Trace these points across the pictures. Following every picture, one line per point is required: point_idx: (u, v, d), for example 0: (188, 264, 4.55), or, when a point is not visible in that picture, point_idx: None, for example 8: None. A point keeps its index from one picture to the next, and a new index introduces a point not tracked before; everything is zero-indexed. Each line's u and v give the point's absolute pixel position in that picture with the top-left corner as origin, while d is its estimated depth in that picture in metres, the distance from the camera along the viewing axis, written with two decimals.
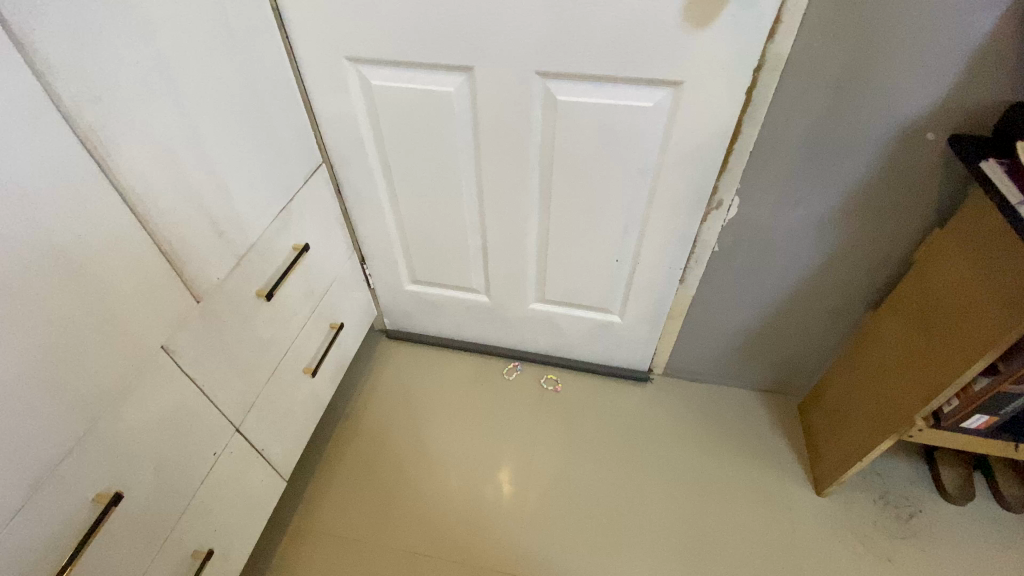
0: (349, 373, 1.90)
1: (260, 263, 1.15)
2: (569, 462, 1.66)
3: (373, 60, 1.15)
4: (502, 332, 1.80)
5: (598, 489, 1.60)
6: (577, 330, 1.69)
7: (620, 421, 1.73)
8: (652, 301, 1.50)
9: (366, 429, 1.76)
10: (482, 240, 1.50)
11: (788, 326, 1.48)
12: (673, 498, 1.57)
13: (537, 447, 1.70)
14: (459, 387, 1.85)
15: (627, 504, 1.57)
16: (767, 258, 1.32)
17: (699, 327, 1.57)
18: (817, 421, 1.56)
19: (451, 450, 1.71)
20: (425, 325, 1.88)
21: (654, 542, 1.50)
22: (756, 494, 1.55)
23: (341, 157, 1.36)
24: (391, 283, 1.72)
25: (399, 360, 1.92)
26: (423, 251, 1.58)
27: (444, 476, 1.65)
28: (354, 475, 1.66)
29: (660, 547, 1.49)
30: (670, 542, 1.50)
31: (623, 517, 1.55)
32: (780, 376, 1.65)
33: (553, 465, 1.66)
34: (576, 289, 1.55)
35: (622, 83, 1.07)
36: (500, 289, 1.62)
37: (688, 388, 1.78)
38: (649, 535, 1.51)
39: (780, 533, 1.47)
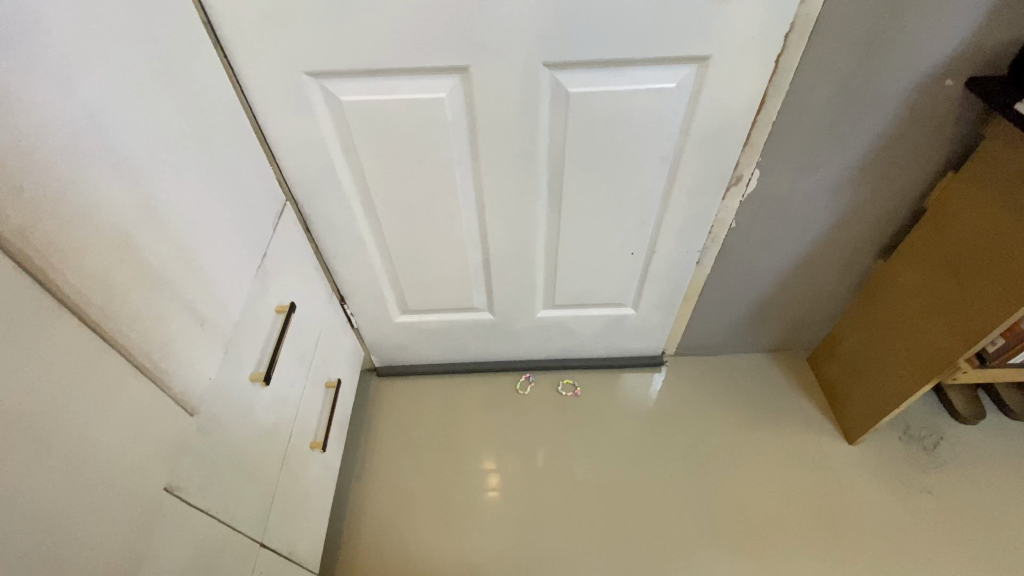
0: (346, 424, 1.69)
1: (249, 342, 0.93)
2: (604, 465, 1.59)
3: (342, 74, 0.95)
4: (508, 346, 1.67)
5: (641, 485, 1.55)
6: (589, 329, 1.60)
7: (645, 408, 1.68)
8: (669, 288, 1.44)
9: (381, 476, 1.59)
10: (481, 256, 1.35)
11: (800, 288, 1.48)
12: (717, 477, 1.55)
13: (567, 457, 1.60)
14: (471, 412, 1.70)
15: (674, 493, 1.53)
16: (784, 227, 1.29)
17: (713, 304, 1.54)
18: (833, 373, 1.60)
19: (479, 481, 1.57)
20: (421, 355, 1.71)
21: (659, 502, 1.52)
22: (794, 456, 1.56)
23: (309, 190, 1.15)
24: (379, 319, 1.53)
25: (397, 397, 1.74)
26: (415, 278, 1.40)
27: (479, 511, 1.52)
28: (384, 537, 1.49)
29: (716, 529, 1.47)
30: (726, 521, 1.48)
31: (672, 508, 1.51)
32: (789, 334, 1.67)
33: (587, 471, 1.58)
34: (587, 289, 1.45)
35: (640, 66, 0.96)
36: (505, 304, 1.49)
37: (703, 364, 1.76)
38: (702, 520, 1.48)
39: (822, 486, 1.51)
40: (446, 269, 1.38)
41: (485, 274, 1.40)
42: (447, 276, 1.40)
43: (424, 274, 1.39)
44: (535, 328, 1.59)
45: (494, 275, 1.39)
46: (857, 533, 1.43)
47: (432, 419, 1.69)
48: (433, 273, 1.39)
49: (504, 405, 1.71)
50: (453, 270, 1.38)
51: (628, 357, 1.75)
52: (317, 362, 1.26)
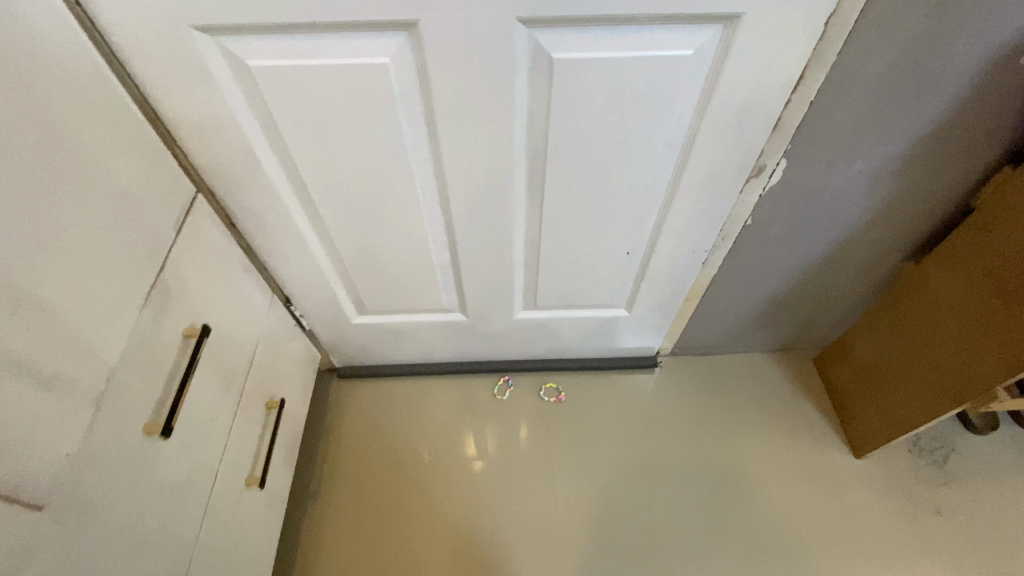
0: (304, 434, 1.52)
1: (139, 385, 0.73)
2: (589, 476, 1.44)
3: (249, 28, 0.71)
4: (485, 347, 1.49)
5: (629, 500, 1.40)
6: (574, 330, 1.42)
7: (637, 403, 1.54)
8: (668, 289, 1.25)
9: (354, 450, 1.49)
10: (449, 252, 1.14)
11: (816, 289, 1.30)
12: (713, 490, 1.41)
13: (548, 469, 1.45)
14: (444, 419, 1.53)
15: (664, 508, 1.39)
16: (807, 224, 1.10)
17: (716, 305, 1.36)
18: (842, 380, 1.45)
19: (450, 496, 1.41)
20: (387, 355, 1.52)
21: (649, 475, 1.44)
22: (799, 469, 1.43)
23: (228, 177, 0.92)
24: (334, 319, 1.33)
25: (361, 402, 1.56)
26: (373, 277, 1.19)
27: (448, 530, 1.37)
28: (348, 527, 1.38)
29: (710, 549, 1.34)
30: (722, 540, 1.35)
31: (662, 524, 1.37)
32: (797, 334, 1.50)
33: (570, 483, 1.43)
34: (574, 289, 1.25)
35: (648, 26, 0.72)
36: (479, 305, 1.29)
37: (700, 365, 1.60)
38: (695, 538, 1.35)
39: (824, 489, 1.40)
40: (408, 267, 1.16)
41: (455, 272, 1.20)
42: (410, 275, 1.19)
43: (383, 273, 1.18)
44: (514, 330, 1.40)
45: (464, 275, 1.19)
46: (863, 555, 1.31)
47: (400, 426, 1.52)
48: (393, 272, 1.18)
49: (480, 411, 1.54)
50: (416, 268, 1.17)
51: (619, 357, 1.58)
52: (253, 381, 1.07)
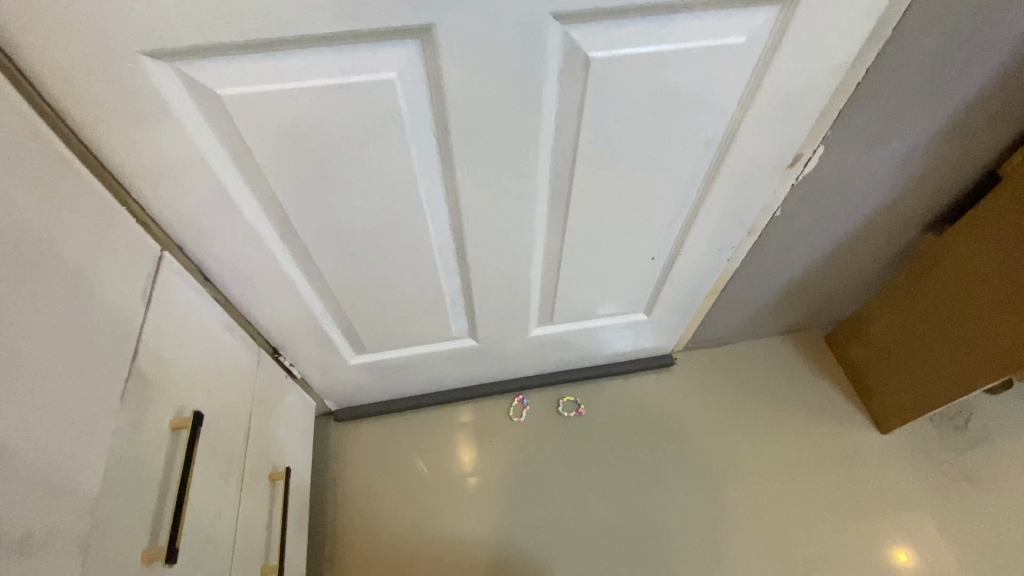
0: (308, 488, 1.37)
1: (125, 513, 0.60)
2: (623, 486, 1.37)
3: (224, 50, 0.57)
4: (496, 368, 1.39)
5: (659, 492, 1.36)
6: (591, 340, 1.33)
7: (659, 405, 1.47)
8: (691, 289, 1.17)
9: (360, 475, 1.38)
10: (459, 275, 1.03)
11: (836, 271, 1.27)
12: (749, 483, 1.37)
13: (580, 486, 1.37)
14: (460, 449, 1.41)
15: (703, 509, 1.34)
16: (837, 209, 1.05)
17: (736, 298, 1.30)
18: (862, 356, 1.44)
19: (476, 528, 1.31)
20: (389, 390, 1.39)
21: (675, 463, 1.39)
22: (828, 450, 1.41)
23: (200, 228, 0.77)
24: (330, 363, 1.18)
25: (366, 444, 1.42)
26: (374, 313, 1.06)
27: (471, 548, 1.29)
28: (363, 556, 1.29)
29: (755, 544, 1.30)
30: (764, 532, 1.31)
31: (704, 526, 1.32)
32: (810, 315, 1.48)
33: (604, 497, 1.35)
34: (592, 299, 1.17)
35: (697, 14, 0.63)
36: (491, 327, 1.19)
37: (717, 357, 1.54)
38: (739, 535, 1.31)
39: (851, 462, 1.39)
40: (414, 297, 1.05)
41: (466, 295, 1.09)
42: (415, 306, 1.06)
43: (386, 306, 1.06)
44: (528, 348, 1.30)
45: (476, 299, 1.07)
46: (896, 527, 1.31)
47: (414, 464, 1.40)
48: (397, 305, 1.05)
49: (498, 437, 1.43)
50: (423, 297, 1.05)
51: (635, 360, 1.50)
52: (253, 456, 0.92)
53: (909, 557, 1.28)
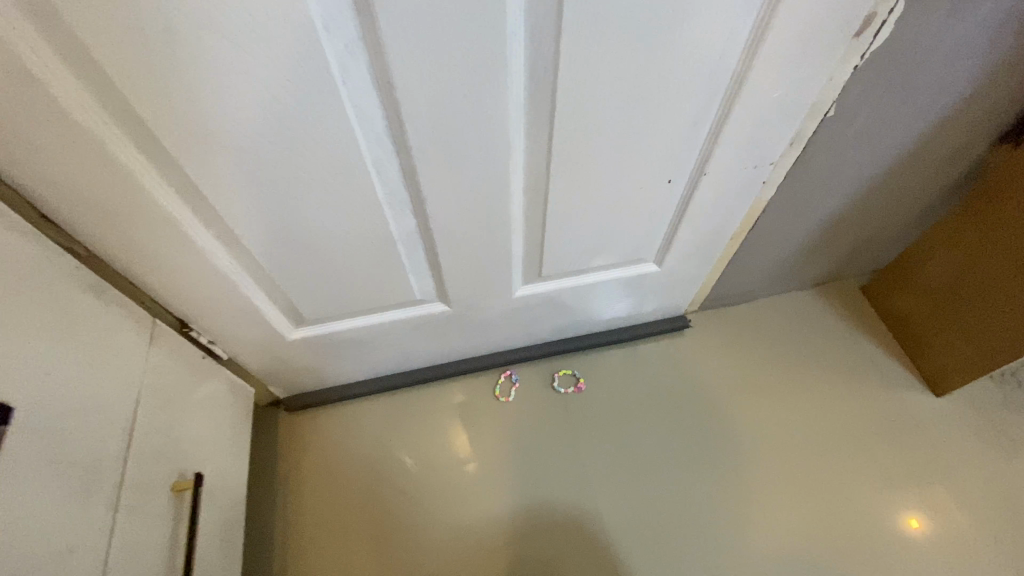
0: (249, 493, 1.12)
1: None
2: (628, 468, 1.14)
3: None
4: (477, 340, 1.15)
5: (676, 478, 1.13)
6: (590, 299, 1.09)
7: (673, 374, 1.24)
8: (713, 226, 0.94)
9: (315, 472, 1.15)
10: (415, 210, 0.79)
11: (886, 198, 1.04)
12: (777, 459, 1.15)
13: (580, 472, 1.14)
14: (436, 436, 1.18)
15: (727, 491, 1.12)
16: (900, 108, 0.82)
17: (764, 239, 1.07)
18: (908, 305, 1.23)
19: (422, 513, 1.11)
20: (348, 372, 1.14)
21: (694, 442, 1.17)
22: (868, 416, 1.19)
23: (6, 128, 0.53)
24: (264, 338, 0.94)
25: (322, 438, 1.18)
26: (308, 266, 0.82)
27: (449, 554, 1.07)
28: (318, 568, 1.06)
29: (789, 528, 1.08)
30: (795, 513, 1.10)
31: (729, 511, 1.10)
32: (847, 260, 1.26)
33: (608, 483, 1.13)
34: (589, 243, 0.93)
35: None
36: (463, 284, 0.95)
37: (736, 317, 1.31)
38: (770, 520, 1.09)
39: (899, 430, 1.17)
40: (358, 243, 0.80)
41: (427, 239, 0.84)
42: (363, 252, 0.82)
43: (322, 255, 0.81)
44: (514, 312, 1.07)
45: (440, 239, 0.83)
46: (916, 492, 1.11)
47: (381, 458, 1.16)
48: (337, 251, 0.81)
49: (482, 422, 1.19)
50: (371, 241, 0.81)
51: (643, 325, 1.27)
52: (132, 468, 0.68)
53: (924, 522, 1.08)
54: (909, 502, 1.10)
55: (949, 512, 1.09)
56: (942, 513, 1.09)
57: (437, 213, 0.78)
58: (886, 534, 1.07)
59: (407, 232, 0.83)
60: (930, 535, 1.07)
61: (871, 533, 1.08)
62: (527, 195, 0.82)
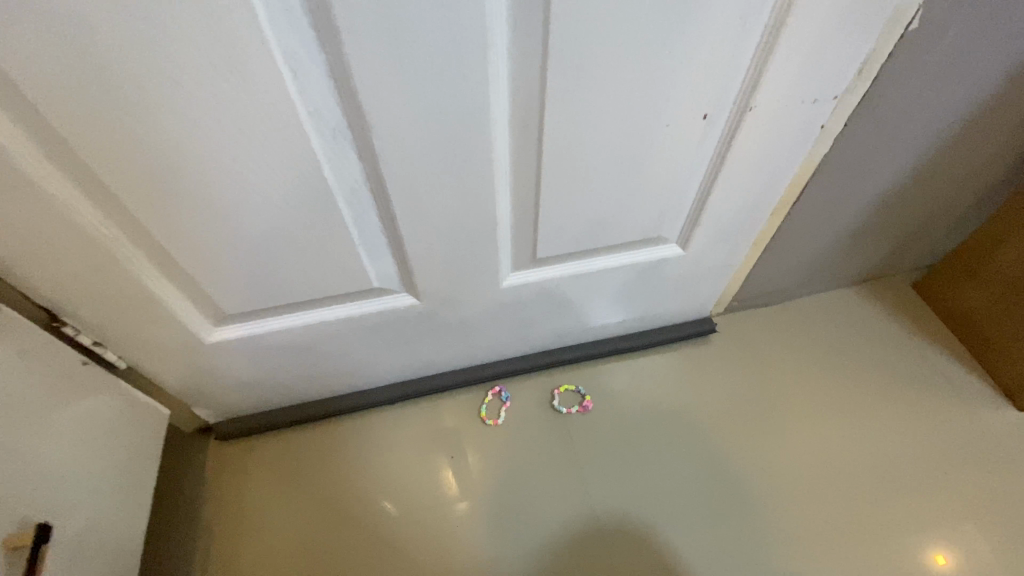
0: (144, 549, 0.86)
1: None
2: (640, 503, 0.92)
3: None
4: (459, 348, 0.93)
5: (703, 515, 0.91)
6: (597, 295, 0.88)
7: (696, 389, 1.03)
8: (753, 191, 0.74)
9: (250, 512, 0.90)
10: (363, 154, 0.57)
11: (951, 164, 0.86)
12: (821, 490, 0.93)
13: (586, 508, 0.91)
14: (406, 470, 0.94)
15: (765, 531, 0.90)
16: (987, 29, 0.66)
17: (809, 216, 0.88)
18: (979, 303, 1.02)
19: (356, 549, 0.88)
20: (295, 390, 0.91)
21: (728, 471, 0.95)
22: (931, 438, 0.97)
23: None
24: (173, 339, 0.72)
25: (258, 474, 0.93)
26: (220, 234, 0.61)
27: None
28: None
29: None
30: (846, 558, 0.87)
31: (767, 559, 0.87)
32: (898, 252, 1.07)
33: (618, 524, 0.90)
34: (597, 213, 0.71)
35: None
36: (435, 271, 0.73)
37: (769, 322, 1.11)
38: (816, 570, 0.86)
39: (978, 454, 0.95)
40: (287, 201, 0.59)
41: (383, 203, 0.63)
42: (294, 217, 0.61)
43: (237, 220, 0.60)
44: (503, 311, 0.85)
45: (400, 200, 0.62)
46: (954, 525, 0.89)
47: (335, 498, 0.92)
48: (256, 212, 0.59)
49: (464, 452, 0.96)
50: (305, 200, 0.59)
51: (660, 331, 1.06)
52: None
53: (947, 560, 0.87)
54: (930, 533, 0.89)
55: (993, 552, 0.87)
56: (972, 552, 0.87)
57: (392, 159, 0.57)
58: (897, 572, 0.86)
59: (357, 192, 0.62)
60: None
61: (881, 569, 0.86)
62: (514, 140, 0.60)
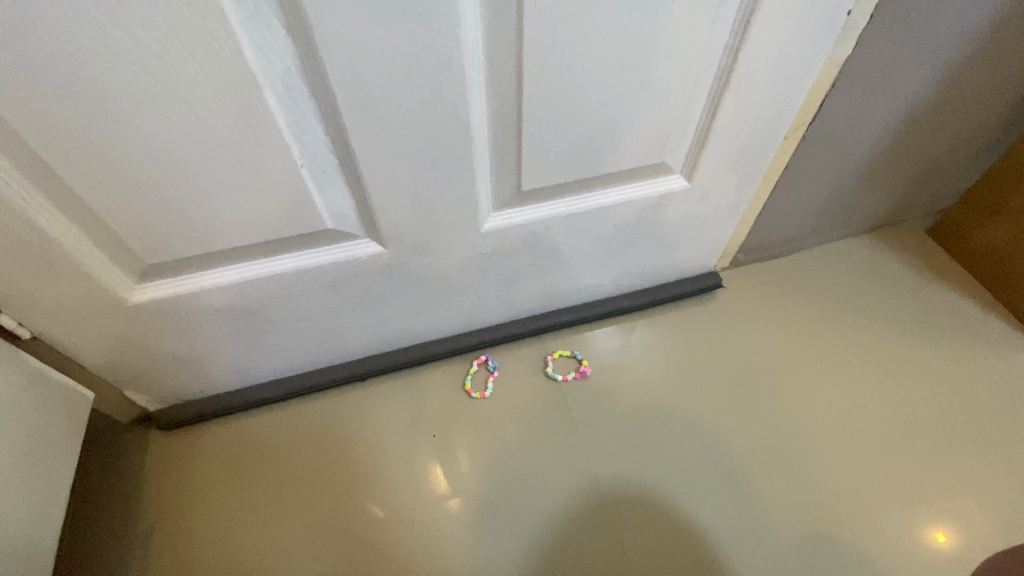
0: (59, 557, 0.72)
1: None
2: (647, 473, 0.82)
3: None
4: (439, 312, 0.82)
5: (720, 484, 0.81)
6: (593, 240, 0.78)
7: (705, 350, 0.93)
8: (766, 104, 0.65)
9: (202, 509, 0.78)
10: (292, 24, 0.42)
11: (973, 81, 0.79)
12: (840, 452, 0.84)
13: (587, 481, 0.81)
14: (384, 453, 0.82)
15: (786, 499, 0.80)
16: None
17: (824, 145, 0.79)
18: (1004, 242, 0.95)
19: (323, 541, 0.76)
20: (250, 367, 0.79)
21: (746, 437, 0.85)
22: (955, 392, 0.89)
23: None
24: (85, 303, 0.60)
25: (208, 466, 0.81)
26: (115, 151, 0.47)
27: None
28: None
29: (885, 550, 0.76)
30: (882, 528, 0.78)
31: (788, 528, 0.78)
32: (912, 193, 0.99)
33: (623, 497, 0.80)
34: (592, 130, 0.60)
35: None
36: (403, 208, 0.61)
37: (778, 275, 1.02)
38: (838, 539, 0.77)
39: (1011, 405, 0.88)
40: (197, 97, 0.45)
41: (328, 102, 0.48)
42: (211, 124, 0.47)
43: (132, 126, 0.46)
44: (486, 262, 0.74)
45: (349, 95, 0.48)
46: (971, 490, 0.81)
47: (303, 487, 0.80)
48: (159, 115, 0.45)
49: (447, 430, 0.84)
50: (222, 97, 0.45)
51: (661, 289, 0.96)
52: None
53: (946, 539, 0.77)
54: (934, 505, 0.80)
55: (1012, 520, 0.78)
56: (979, 531, 0.78)
57: (332, 31, 0.43)
58: (890, 555, 0.76)
59: (292, 89, 0.47)
60: (950, 557, 0.76)
61: (874, 546, 0.77)
62: (490, 13, 0.47)
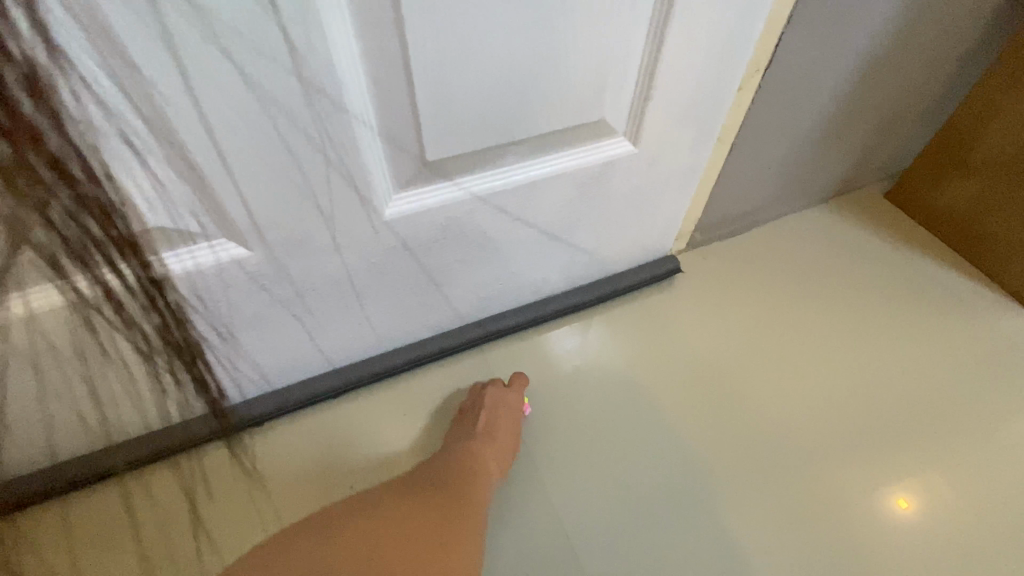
0: None
1: None
2: (616, 492, 0.69)
3: None
4: (349, 328, 0.66)
5: (701, 495, 0.69)
6: (530, 224, 0.65)
7: (671, 342, 0.82)
8: (717, 44, 0.54)
9: None
10: None
11: (928, 22, 0.72)
12: (827, 441, 0.74)
13: (546, 509, 0.67)
14: (294, 510, 0.65)
15: (774, 502, 0.69)
16: None
17: (780, 98, 0.70)
18: (967, 197, 0.89)
19: None
20: (100, 424, 0.61)
21: (724, 436, 0.74)
22: (939, 361, 0.82)
23: None
24: None
25: (58, 554, 0.62)
26: None
27: None
28: None
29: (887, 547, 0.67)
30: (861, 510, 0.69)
31: (781, 535, 0.67)
32: (869, 154, 0.92)
33: (590, 525, 0.67)
34: (508, 77, 0.47)
35: None
36: (266, 190, 0.45)
37: (740, 253, 0.93)
38: (824, 532, 0.67)
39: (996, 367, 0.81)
40: None
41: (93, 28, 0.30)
42: None
43: None
44: (397, 259, 0.59)
45: None
46: (969, 466, 0.73)
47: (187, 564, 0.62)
48: None
49: (372, 476, 0.68)
50: None
51: (616, 279, 0.83)
52: None
53: (910, 504, 0.70)
54: (902, 473, 0.72)
55: (1003, 489, 0.71)
56: (971, 505, 0.70)
57: None
58: (874, 538, 0.67)
59: None
60: (915, 525, 0.68)
61: (858, 532, 0.68)
62: None
